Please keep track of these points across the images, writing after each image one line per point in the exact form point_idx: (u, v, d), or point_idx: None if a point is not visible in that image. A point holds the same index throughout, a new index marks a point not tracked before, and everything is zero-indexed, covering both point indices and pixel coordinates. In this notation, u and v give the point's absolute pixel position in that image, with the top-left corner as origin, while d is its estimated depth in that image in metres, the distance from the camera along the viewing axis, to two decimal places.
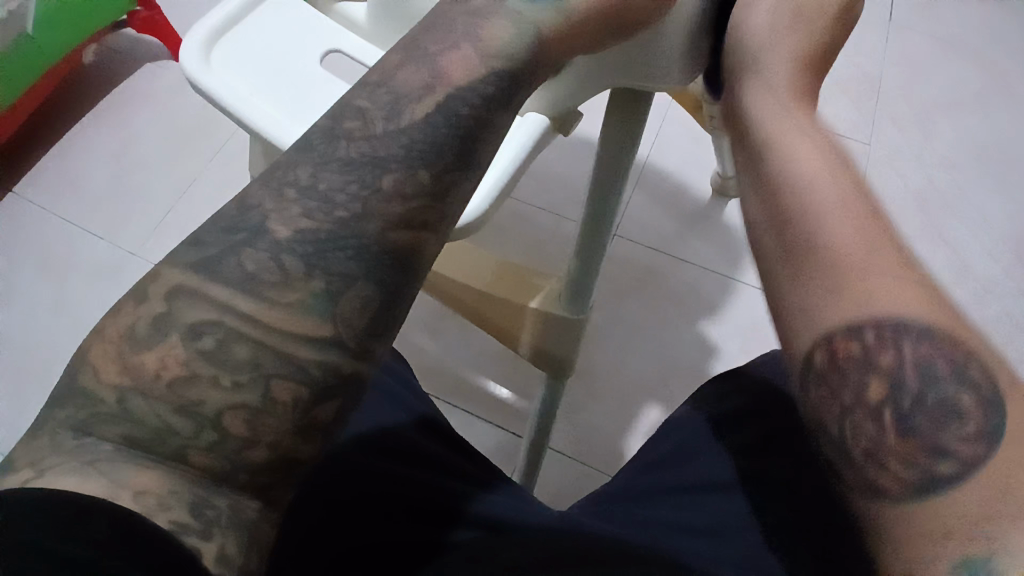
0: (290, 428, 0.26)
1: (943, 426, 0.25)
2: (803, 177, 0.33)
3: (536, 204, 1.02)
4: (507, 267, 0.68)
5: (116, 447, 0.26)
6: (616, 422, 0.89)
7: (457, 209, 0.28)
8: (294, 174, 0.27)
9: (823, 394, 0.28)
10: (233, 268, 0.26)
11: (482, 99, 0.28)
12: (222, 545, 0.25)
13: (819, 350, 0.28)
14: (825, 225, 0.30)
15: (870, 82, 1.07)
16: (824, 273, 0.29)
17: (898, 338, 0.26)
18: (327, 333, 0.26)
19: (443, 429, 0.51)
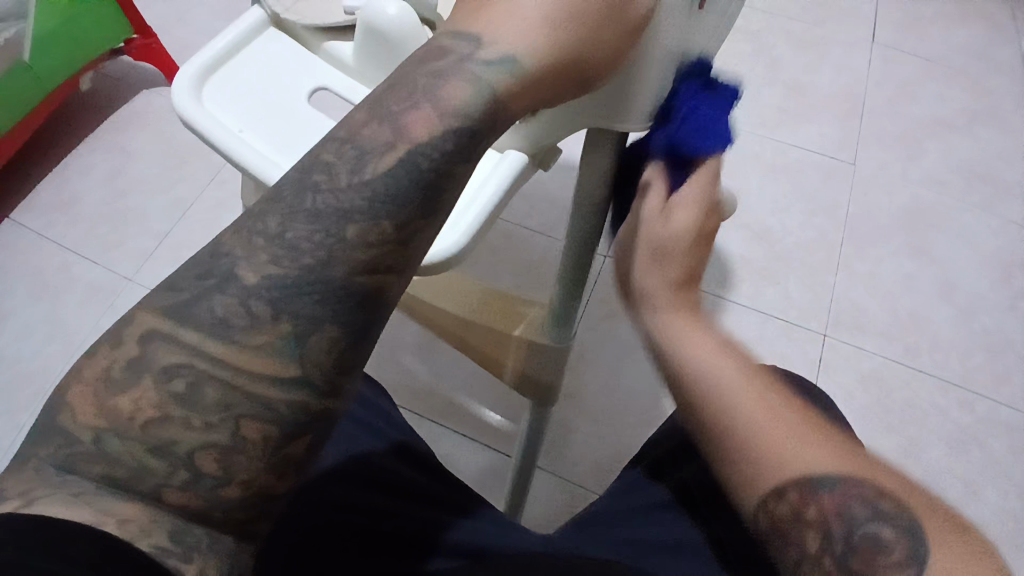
0: (263, 466, 0.28)
1: (875, 560, 0.33)
2: (701, 366, 0.40)
3: (528, 227, 1.04)
4: (493, 295, 0.71)
5: (97, 484, 0.27)
6: (604, 442, 0.90)
7: (421, 253, 0.29)
8: (263, 223, 0.28)
9: (782, 544, 0.36)
10: (204, 313, 0.27)
11: (443, 153, 0.29)
12: (203, 567, 0.27)
13: (764, 512, 0.36)
14: (735, 401, 0.38)
15: (855, 102, 1.19)
16: (749, 450, 0.36)
17: (818, 494, 0.34)
18: (295, 373, 0.27)
19: (427, 462, 0.51)
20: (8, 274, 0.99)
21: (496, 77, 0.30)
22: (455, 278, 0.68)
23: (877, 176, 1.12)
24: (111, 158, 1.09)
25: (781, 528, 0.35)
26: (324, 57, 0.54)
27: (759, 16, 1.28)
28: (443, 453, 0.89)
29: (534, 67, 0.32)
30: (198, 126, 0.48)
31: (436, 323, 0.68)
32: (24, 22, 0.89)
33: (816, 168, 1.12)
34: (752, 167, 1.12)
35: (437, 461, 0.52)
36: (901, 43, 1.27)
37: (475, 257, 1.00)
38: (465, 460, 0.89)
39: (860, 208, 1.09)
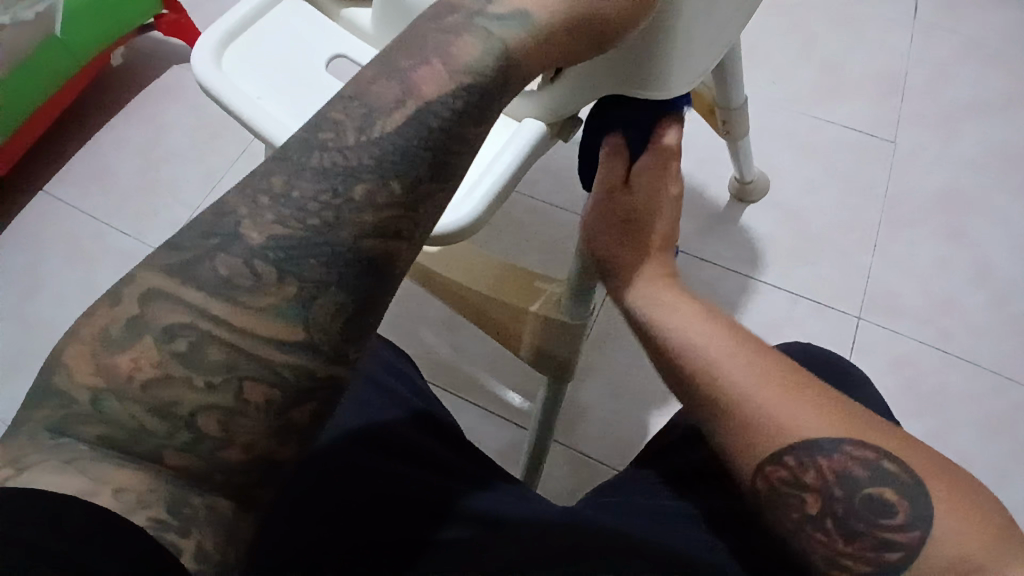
0: (265, 429, 0.28)
1: (875, 520, 0.36)
2: (694, 356, 0.44)
3: (551, 203, 1.02)
4: (511, 268, 0.67)
5: (92, 446, 0.27)
6: (625, 419, 0.89)
7: (432, 217, 0.28)
8: (268, 181, 0.27)
9: (784, 513, 0.39)
10: (207, 272, 0.26)
11: (455, 114, 0.28)
12: (199, 541, 0.27)
13: (763, 479, 0.39)
14: (734, 386, 0.41)
15: (895, 80, 1.15)
16: (748, 426, 0.40)
17: (816, 456, 0.38)
18: (300, 337, 0.27)
19: (438, 429, 0.52)
20: (45, 243, 1.00)
21: (508, 35, 0.30)
22: (467, 249, 0.66)
23: (914, 155, 1.08)
24: (142, 129, 1.09)
25: (783, 491, 0.39)
26: (342, 24, 0.52)
27: None
28: (465, 426, 0.90)
29: (548, 22, 0.31)
30: (220, 95, 0.48)
31: (452, 300, 0.67)
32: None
33: (851, 148, 1.08)
34: (783, 146, 1.09)
35: (461, 435, 0.53)
36: (943, 19, 1.21)
37: (498, 233, 1.00)
38: (487, 433, 0.89)
39: (897, 189, 1.05)
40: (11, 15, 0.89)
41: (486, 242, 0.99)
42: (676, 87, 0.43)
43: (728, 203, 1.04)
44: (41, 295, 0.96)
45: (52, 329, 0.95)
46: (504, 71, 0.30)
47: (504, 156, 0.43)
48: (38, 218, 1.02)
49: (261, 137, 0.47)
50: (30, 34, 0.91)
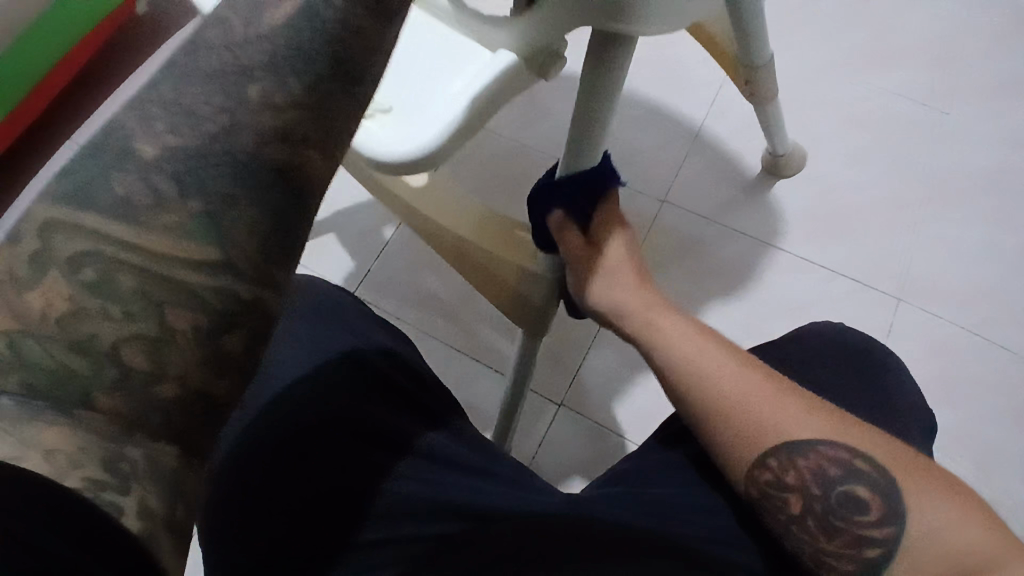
0: (197, 360, 0.26)
1: (855, 518, 0.38)
2: (682, 364, 0.46)
3: (527, 143, 0.96)
4: (492, 219, 0.62)
5: (15, 398, 0.25)
6: (628, 387, 0.89)
7: (342, 123, 0.27)
8: (155, 92, 0.26)
9: (771, 517, 0.41)
10: (103, 193, 0.25)
11: (348, 7, 0.27)
12: (142, 497, 0.25)
13: (752, 485, 0.41)
14: (717, 390, 0.43)
15: (947, 42, 1.03)
16: (732, 430, 0.42)
17: (798, 457, 0.40)
18: (216, 256, 0.26)
19: (377, 372, 0.51)
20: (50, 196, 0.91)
21: None
22: (450, 189, 0.63)
23: (971, 127, 0.98)
24: None
25: (770, 495, 0.41)
26: None
27: None
28: (462, 393, 0.87)
29: None
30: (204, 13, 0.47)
31: (431, 237, 0.65)
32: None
33: (903, 121, 0.98)
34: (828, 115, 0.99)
35: (403, 384, 0.51)
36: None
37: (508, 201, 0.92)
38: (483, 400, 0.87)
39: (945, 168, 0.96)
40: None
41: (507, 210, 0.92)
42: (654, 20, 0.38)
43: (759, 174, 0.95)
44: None
45: None
46: None
47: (470, 88, 0.43)
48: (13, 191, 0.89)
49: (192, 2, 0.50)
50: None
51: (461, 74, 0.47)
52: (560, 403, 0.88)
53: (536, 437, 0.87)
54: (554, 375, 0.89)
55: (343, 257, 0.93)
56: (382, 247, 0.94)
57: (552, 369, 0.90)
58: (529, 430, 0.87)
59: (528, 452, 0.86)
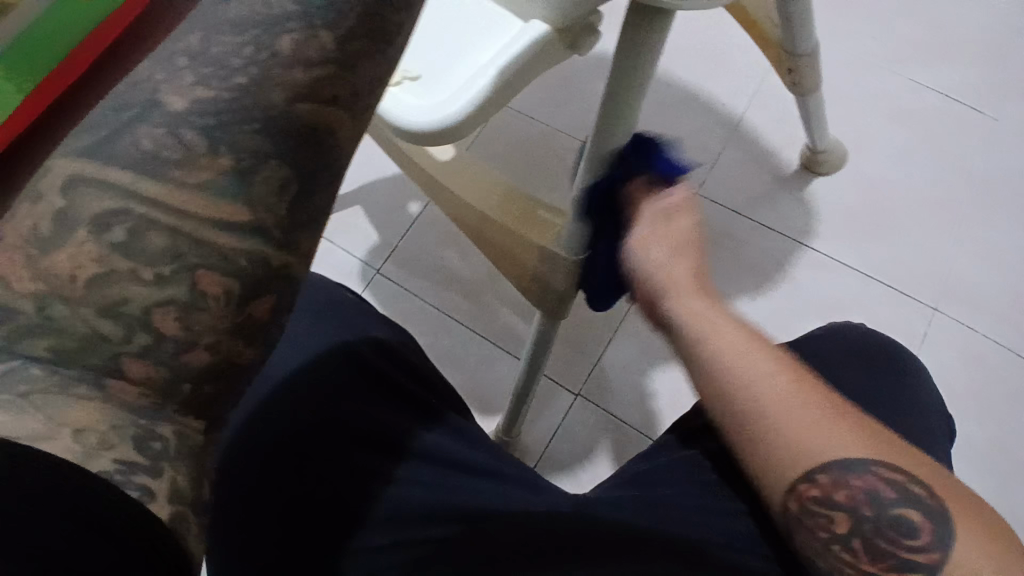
0: (227, 327, 0.26)
1: (899, 541, 0.33)
2: (720, 360, 0.38)
3: (554, 125, 0.93)
4: (517, 195, 0.61)
5: (46, 364, 0.25)
6: (647, 379, 0.87)
7: (373, 83, 0.26)
8: (182, 43, 0.25)
9: (806, 533, 0.36)
10: (129, 148, 0.24)
11: None
12: (173, 479, 0.25)
13: (791, 499, 0.35)
14: (761, 397, 0.36)
15: (999, 41, 1.00)
16: (773, 442, 0.35)
17: (849, 476, 0.34)
18: (246, 218, 0.25)
19: (376, 371, 0.49)
20: None
21: None
22: (478, 167, 0.63)
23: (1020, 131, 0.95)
24: None
25: (813, 513, 0.35)
26: None
27: None
28: (478, 374, 0.86)
29: None
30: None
31: (455, 215, 0.64)
32: None
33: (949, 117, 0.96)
34: (876, 111, 0.97)
35: (397, 379, 0.50)
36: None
37: (538, 183, 0.90)
38: (496, 383, 0.86)
39: (988, 170, 0.94)
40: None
41: (536, 191, 0.90)
42: None
43: (796, 170, 0.93)
44: None
45: None
46: None
47: (497, 61, 0.42)
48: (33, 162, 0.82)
49: None
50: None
51: (492, 45, 0.46)
52: (576, 393, 0.87)
53: (552, 424, 0.86)
54: (574, 362, 0.88)
55: (368, 231, 0.93)
56: (411, 222, 0.93)
57: (572, 356, 0.89)
58: (542, 417, 0.86)
59: (538, 444, 0.85)
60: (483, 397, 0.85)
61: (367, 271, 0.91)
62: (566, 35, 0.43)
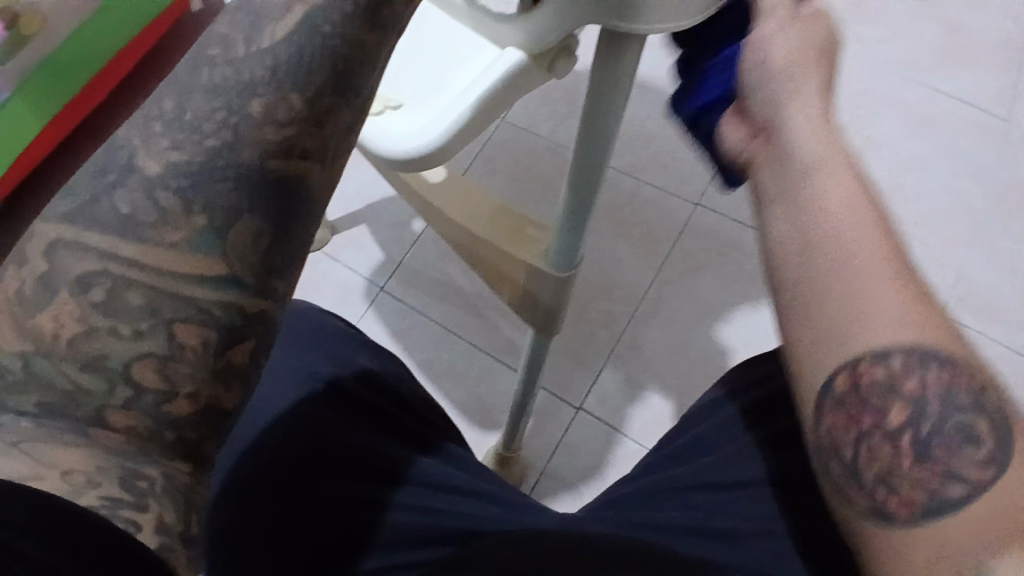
0: (206, 375, 0.27)
1: (958, 450, 0.29)
2: (827, 217, 0.33)
3: (556, 139, 0.94)
4: (508, 211, 0.60)
5: (36, 417, 0.26)
6: (649, 393, 0.88)
7: (342, 134, 0.27)
8: (157, 107, 0.25)
9: (840, 419, 0.32)
10: (107, 211, 0.25)
11: (346, 14, 0.25)
12: (160, 514, 0.25)
13: (843, 374, 0.31)
14: (863, 262, 0.31)
15: (1010, 44, 1.06)
16: (858, 299, 0.31)
17: (924, 367, 0.30)
18: (221, 271, 0.26)
19: (370, 407, 0.50)
20: None
21: None
22: (472, 185, 0.61)
23: None
24: None
25: (864, 394, 0.31)
26: None
27: None
28: (482, 391, 0.87)
29: None
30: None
31: (448, 234, 0.62)
32: None
33: (962, 119, 1.02)
34: (884, 116, 1.03)
35: (386, 405, 0.50)
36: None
37: (542, 191, 0.92)
38: (497, 398, 0.87)
39: (998, 173, 0.99)
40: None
41: (541, 205, 0.91)
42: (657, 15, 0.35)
43: None
44: None
45: None
46: None
47: (477, 87, 0.42)
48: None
49: None
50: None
51: (466, 70, 0.45)
52: (578, 407, 0.88)
53: (552, 440, 0.87)
54: (574, 376, 0.90)
55: (373, 249, 0.93)
56: (414, 239, 0.94)
57: (573, 368, 0.90)
58: (543, 431, 0.87)
59: (541, 457, 0.86)
60: (485, 416, 0.86)
61: (371, 289, 0.92)
62: (544, 57, 0.42)
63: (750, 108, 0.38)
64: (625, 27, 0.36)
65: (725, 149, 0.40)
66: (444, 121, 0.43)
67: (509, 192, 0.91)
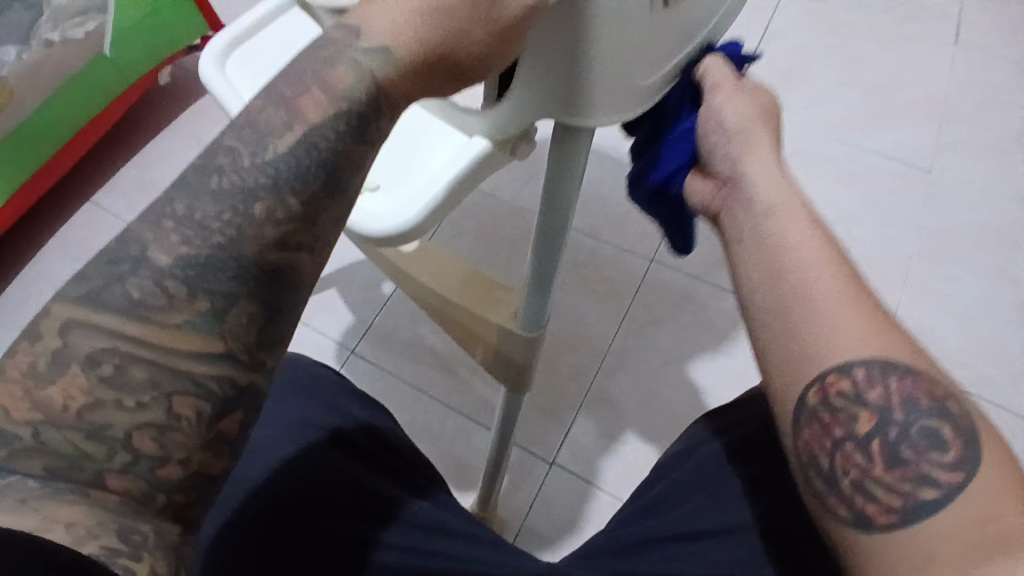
0: (198, 443, 0.29)
1: (926, 454, 0.34)
2: (789, 256, 0.39)
3: (519, 201, 1.00)
4: (479, 276, 0.65)
5: (39, 479, 0.28)
6: (621, 445, 0.92)
7: (331, 229, 0.31)
8: (169, 207, 0.29)
9: (817, 432, 0.36)
10: (119, 297, 0.28)
11: (341, 133, 0.30)
12: (153, 564, 0.27)
13: (815, 391, 0.36)
14: (821, 291, 0.37)
15: (936, 108, 1.17)
16: (819, 325, 0.37)
17: (885, 377, 0.35)
18: (218, 348, 0.29)
19: (368, 452, 0.52)
20: (71, 250, 1.09)
21: (379, 64, 0.30)
22: (442, 253, 0.65)
23: (959, 186, 1.10)
24: (148, 166, 1.16)
25: (834, 406, 0.36)
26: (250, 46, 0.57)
27: (839, 12, 1.27)
28: (453, 450, 0.89)
29: (410, 52, 0.30)
30: (211, 85, 0.54)
31: (422, 296, 0.66)
32: (103, 16, 1.00)
33: (896, 177, 1.11)
34: (822, 176, 1.11)
35: (380, 448, 0.53)
36: (994, 45, 1.23)
37: (508, 251, 0.97)
38: (470, 455, 0.89)
39: (934, 225, 1.07)
40: (60, 32, 0.96)
41: (505, 262, 0.96)
42: (602, 112, 0.41)
43: None
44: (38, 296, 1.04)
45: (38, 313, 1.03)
46: (374, 101, 0.30)
47: (449, 171, 0.47)
48: (48, 257, 1.08)
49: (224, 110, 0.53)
50: (76, 51, 0.99)
51: (440, 155, 0.50)
52: (551, 462, 0.91)
53: (528, 497, 0.89)
54: (546, 428, 0.93)
55: (343, 312, 0.97)
56: (384, 301, 0.98)
57: (546, 422, 0.93)
58: (519, 489, 0.89)
59: (518, 513, 0.88)
60: (460, 472, 0.88)
61: (342, 352, 0.94)
62: (507, 144, 0.47)
63: (708, 163, 0.46)
64: (576, 122, 0.42)
65: (693, 199, 0.46)
66: (421, 198, 0.48)
67: (477, 252, 0.96)
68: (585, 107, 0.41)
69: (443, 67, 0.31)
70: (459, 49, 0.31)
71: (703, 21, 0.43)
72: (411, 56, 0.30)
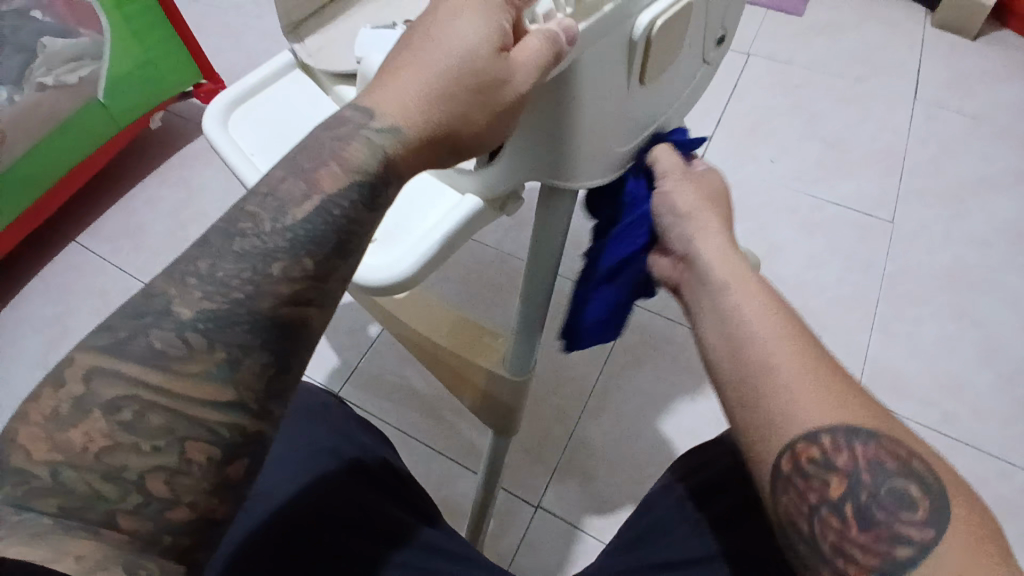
0: (206, 486, 0.31)
1: (897, 514, 0.35)
2: (749, 326, 0.42)
3: (503, 246, 1.04)
4: (467, 322, 0.67)
5: (52, 518, 0.29)
6: (608, 486, 0.93)
7: (337, 288, 0.34)
8: (194, 265, 0.32)
9: (792, 495, 0.38)
10: (143, 346, 0.30)
11: (351, 202, 0.33)
12: None
13: (786, 458, 0.38)
14: (782, 358, 0.40)
15: (895, 161, 1.25)
16: (781, 392, 0.39)
17: (850, 442, 0.36)
18: (231, 396, 0.31)
19: (380, 481, 0.53)
20: (58, 291, 1.09)
21: (387, 143, 0.34)
22: (430, 300, 0.68)
23: (918, 233, 1.17)
24: (141, 210, 1.17)
25: (807, 473, 0.37)
26: (253, 106, 0.60)
27: (799, 73, 1.37)
28: (440, 492, 0.90)
29: (416, 132, 0.34)
30: (215, 140, 0.57)
31: (414, 341, 0.69)
32: (99, 63, 1.04)
33: (858, 226, 1.18)
34: (789, 227, 1.18)
35: (392, 480, 0.54)
36: (945, 100, 1.33)
37: (493, 293, 1.00)
38: (456, 497, 0.89)
39: (898, 271, 1.13)
40: (54, 77, 1.00)
41: (490, 304, 0.99)
42: (585, 175, 0.45)
43: None
44: (22, 337, 1.04)
45: (20, 353, 1.03)
46: (383, 173, 0.34)
47: (442, 226, 0.50)
48: (32, 298, 1.08)
49: (231, 166, 0.56)
50: (68, 96, 1.02)
51: (433, 213, 0.53)
52: (537, 504, 0.92)
53: (514, 541, 0.90)
54: (531, 471, 0.94)
55: (330, 355, 0.99)
56: (370, 343, 1.00)
57: (530, 464, 0.95)
58: (506, 532, 0.90)
59: (506, 556, 0.89)
60: (447, 514, 0.88)
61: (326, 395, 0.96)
62: (496, 202, 0.51)
63: (667, 241, 0.49)
64: (560, 185, 0.46)
65: (657, 274, 0.50)
66: (417, 250, 0.51)
67: (462, 295, 1.00)
68: (570, 173, 0.44)
69: (442, 145, 0.36)
70: (455, 131, 0.35)
71: (673, 97, 0.48)
72: (416, 136, 0.34)
